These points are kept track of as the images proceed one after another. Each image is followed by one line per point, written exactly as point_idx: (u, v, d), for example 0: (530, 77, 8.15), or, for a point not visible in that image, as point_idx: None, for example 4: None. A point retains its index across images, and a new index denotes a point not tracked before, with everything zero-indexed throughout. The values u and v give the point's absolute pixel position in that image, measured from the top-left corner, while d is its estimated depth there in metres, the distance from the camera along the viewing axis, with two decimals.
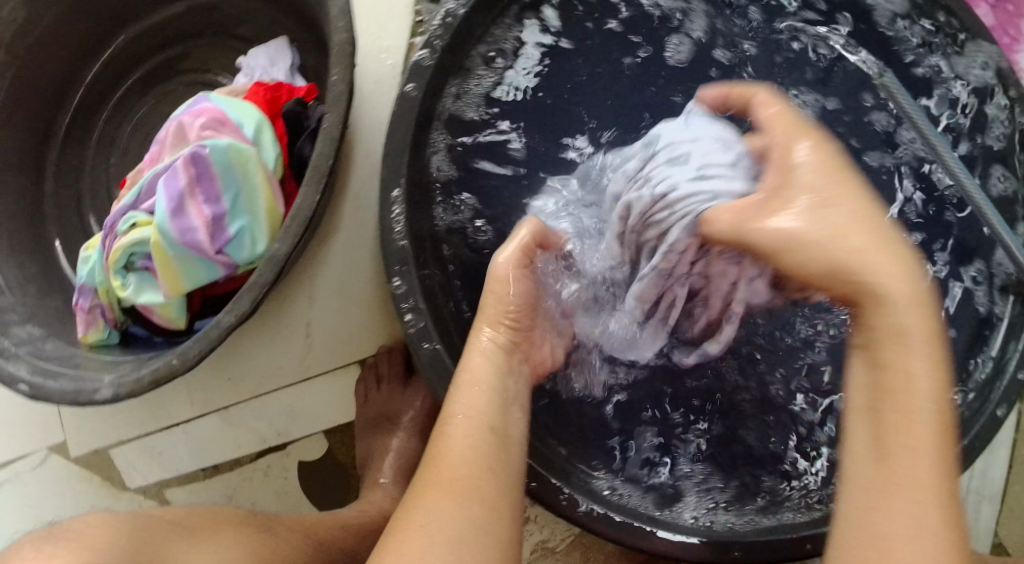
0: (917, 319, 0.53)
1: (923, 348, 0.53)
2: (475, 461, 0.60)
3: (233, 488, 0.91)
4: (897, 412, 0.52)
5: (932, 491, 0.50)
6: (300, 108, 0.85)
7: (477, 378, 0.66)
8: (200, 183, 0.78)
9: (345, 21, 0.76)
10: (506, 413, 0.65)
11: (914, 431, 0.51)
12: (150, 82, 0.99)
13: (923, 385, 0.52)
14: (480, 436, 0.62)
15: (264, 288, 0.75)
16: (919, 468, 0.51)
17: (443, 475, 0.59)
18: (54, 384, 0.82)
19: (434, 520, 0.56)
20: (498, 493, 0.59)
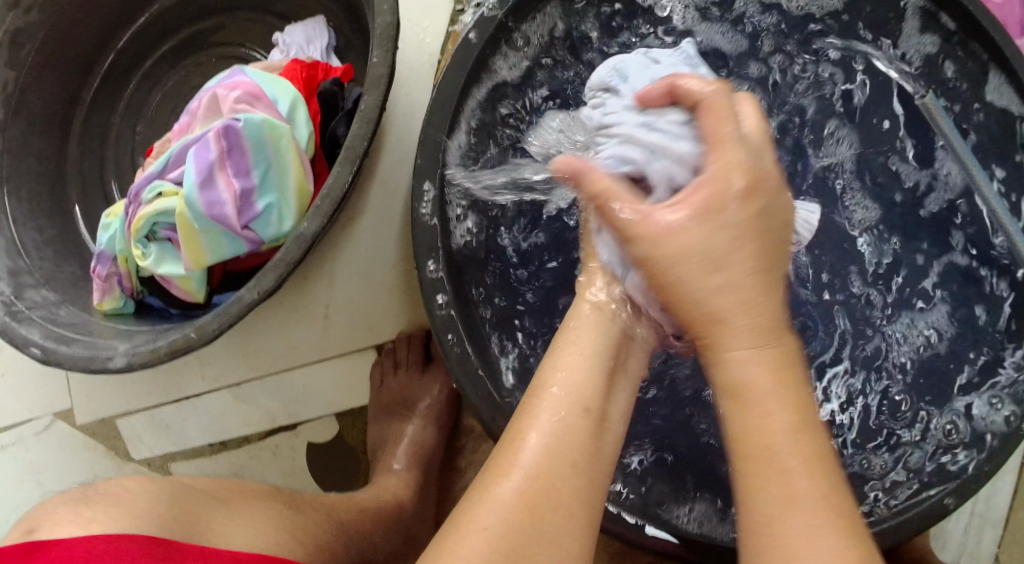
0: (758, 364, 0.54)
1: (777, 392, 0.53)
2: (559, 445, 0.55)
3: (239, 465, 0.90)
4: (754, 449, 0.53)
5: (830, 540, 0.49)
6: (337, 89, 0.83)
7: (581, 351, 0.60)
8: (230, 156, 0.77)
9: (391, 4, 0.75)
10: (608, 397, 0.59)
11: (767, 449, 0.52)
12: (182, 52, 0.99)
13: (777, 431, 0.52)
14: (574, 419, 0.56)
15: (291, 266, 0.74)
16: (813, 520, 0.50)
17: (525, 454, 0.54)
18: (66, 349, 0.81)
19: (505, 504, 0.53)
20: (578, 491, 0.54)
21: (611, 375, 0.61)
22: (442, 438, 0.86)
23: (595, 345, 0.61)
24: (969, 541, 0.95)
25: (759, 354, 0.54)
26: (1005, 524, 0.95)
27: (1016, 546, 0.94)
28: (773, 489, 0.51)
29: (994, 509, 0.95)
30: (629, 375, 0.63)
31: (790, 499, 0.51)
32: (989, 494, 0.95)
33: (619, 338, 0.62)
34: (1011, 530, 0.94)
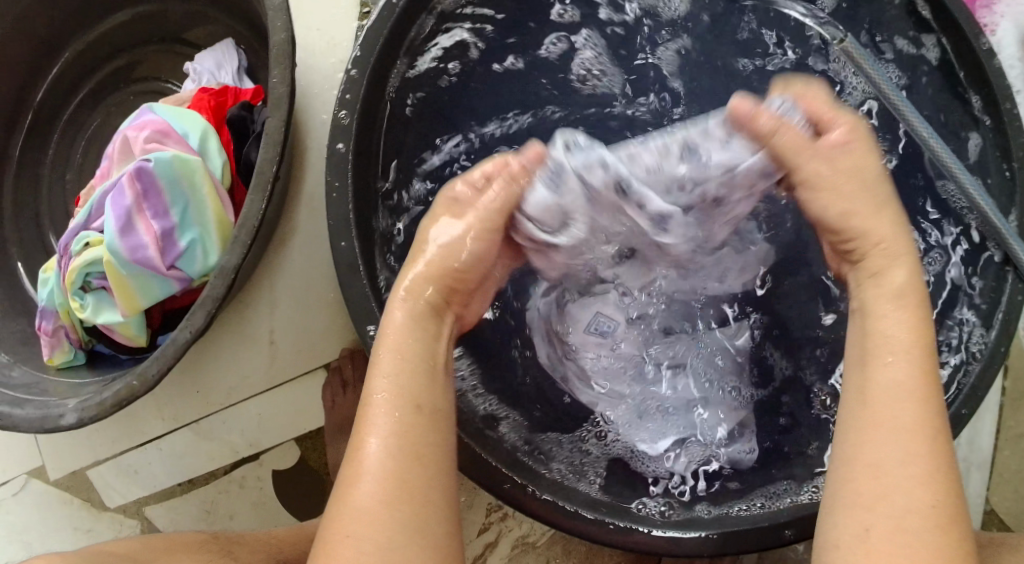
0: (905, 337, 0.60)
1: (903, 353, 0.60)
2: (395, 453, 0.57)
3: (210, 502, 0.89)
4: (881, 429, 0.58)
5: (919, 466, 0.56)
6: (246, 113, 0.82)
7: (394, 348, 0.62)
8: (147, 199, 0.76)
9: (284, 20, 0.72)
10: (433, 383, 0.61)
11: (911, 438, 0.57)
12: (102, 93, 0.97)
13: (888, 352, 0.60)
14: (403, 421, 0.59)
15: (218, 301, 0.73)
16: (904, 442, 0.57)
17: (367, 462, 0.57)
18: (20, 411, 0.79)
19: (368, 512, 0.56)
20: (438, 482, 0.58)
21: (432, 367, 0.62)
22: None
23: (411, 354, 0.62)
24: (956, 486, 0.92)
25: (900, 302, 0.62)
26: (992, 465, 0.92)
27: (1006, 486, 0.91)
28: (894, 403, 0.58)
29: (979, 450, 0.92)
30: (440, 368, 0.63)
31: (919, 441, 0.57)
32: (971, 436, 0.92)
33: (433, 334, 0.64)
34: (996, 470, 0.92)
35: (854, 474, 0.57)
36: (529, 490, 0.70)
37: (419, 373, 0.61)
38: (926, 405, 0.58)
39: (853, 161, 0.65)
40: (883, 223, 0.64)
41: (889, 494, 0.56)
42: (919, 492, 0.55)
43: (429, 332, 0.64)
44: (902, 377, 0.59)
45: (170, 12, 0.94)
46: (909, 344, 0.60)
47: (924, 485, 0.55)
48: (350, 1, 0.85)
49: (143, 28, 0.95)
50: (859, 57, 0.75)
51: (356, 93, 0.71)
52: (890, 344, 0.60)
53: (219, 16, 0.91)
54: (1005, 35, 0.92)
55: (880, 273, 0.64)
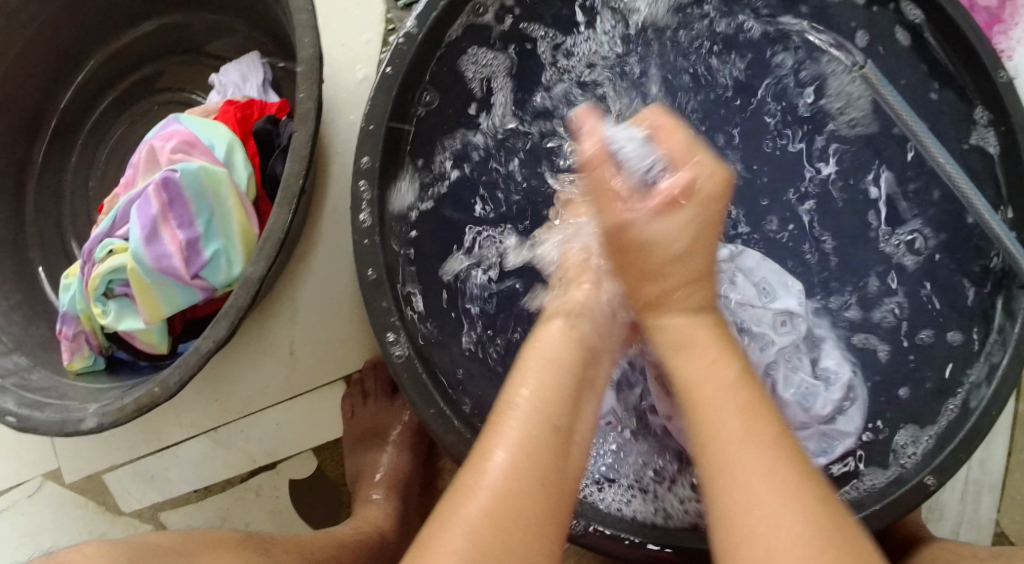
0: (727, 395, 0.58)
1: (730, 411, 0.57)
2: (521, 465, 0.55)
3: (226, 509, 0.89)
4: (729, 477, 0.54)
5: (769, 504, 0.52)
6: (271, 126, 0.83)
7: (555, 343, 0.63)
8: (172, 208, 0.77)
9: (312, 36, 0.72)
10: (577, 412, 0.60)
11: (764, 487, 0.53)
12: (126, 102, 0.98)
13: (722, 403, 0.57)
14: (538, 442, 0.56)
15: (242, 311, 0.73)
16: (758, 475, 0.54)
17: (489, 473, 0.55)
18: (40, 415, 0.79)
19: (473, 521, 0.53)
20: (553, 507, 0.55)
21: (576, 389, 0.61)
22: (415, 464, 0.88)
23: (568, 345, 0.63)
24: (966, 508, 0.92)
25: (703, 345, 0.61)
26: (1003, 487, 0.93)
27: (1016, 508, 0.92)
28: (728, 455, 0.55)
29: (990, 473, 0.92)
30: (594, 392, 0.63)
31: (727, 487, 0.54)
32: (982, 459, 0.93)
33: (586, 351, 0.63)
34: (1007, 493, 0.92)
35: (733, 526, 0.53)
36: None
37: (569, 391, 0.60)
38: (783, 460, 0.54)
39: (676, 153, 0.66)
40: (697, 265, 0.65)
41: (759, 527, 0.52)
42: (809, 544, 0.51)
43: (583, 352, 0.63)
44: (726, 425, 0.56)
45: (195, 23, 0.95)
46: (742, 402, 0.57)
47: (791, 511, 0.52)
48: (375, 17, 0.86)
49: (168, 39, 0.96)
50: (878, 80, 0.78)
51: (381, 108, 0.71)
52: (696, 398, 0.59)
53: (245, 29, 0.92)
54: (1021, 60, 0.93)
55: (682, 344, 0.62)
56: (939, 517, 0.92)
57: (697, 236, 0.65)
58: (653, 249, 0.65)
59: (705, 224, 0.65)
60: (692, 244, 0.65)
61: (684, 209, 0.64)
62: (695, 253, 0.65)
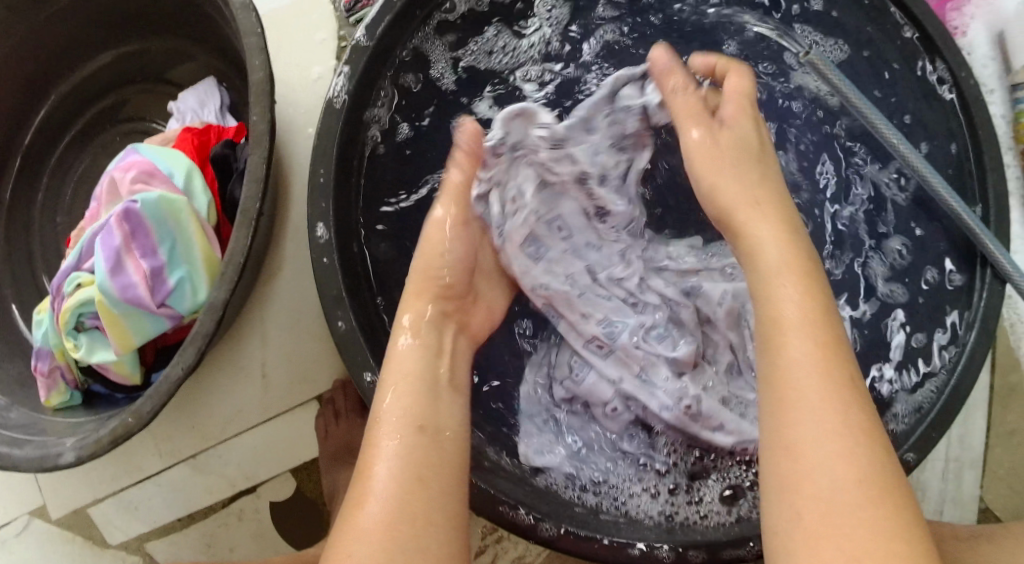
0: (806, 333, 0.57)
1: (802, 354, 0.56)
2: (400, 469, 0.58)
3: (211, 535, 0.89)
4: (795, 427, 0.55)
5: (849, 447, 0.53)
6: (228, 151, 0.84)
7: (414, 353, 0.65)
8: (135, 238, 0.78)
9: (262, 58, 0.73)
10: (439, 407, 0.63)
11: (819, 445, 0.54)
12: (90, 134, 0.98)
13: (798, 341, 0.57)
14: (408, 445, 0.59)
15: (208, 336, 0.73)
16: (823, 432, 0.54)
17: (375, 484, 0.57)
18: (18, 452, 0.79)
19: (367, 533, 0.55)
20: (446, 496, 0.58)
21: (428, 390, 0.63)
22: None
23: (417, 348, 0.65)
24: (950, 486, 0.92)
25: (789, 277, 0.60)
26: (985, 463, 0.93)
27: (999, 483, 0.92)
28: (798, 400, 0.55)
29: (970, 449, 0.92)
30: (455, 385, 0.65)
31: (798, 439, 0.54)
32: (962, 435, 0.92)
33: (432, 349, 0.66)
34: (989, 468, 0.92)
35: (792, 457, 0.54)
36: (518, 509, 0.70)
37: (424, 396, 0.63)
38: (846, 418, 0.54)
39: (736, 117, 0.70)
40: (772, 202, 0.66)
41: (812, 472, 0.53)
42: (865, 507, 0.52)
43: (432, 351, 0.66)
44: (802, 354, 0.56)
45: (153, 52, 0.95)
46: (819, 352, 0.56)
47: (847, 461, 0.53)
48: (328, 36, 0.86)
49: (128, 70, 0.97)
50: (822, 65, 0.77)
51: (333, 125, 0.72)
52: (781, 321, 0.58)
53: (202, 55, 0.93)
54: (975, 37, 0.94)
55: (771, 291, 0.60)
56: (923, 497, 0.92)
57: (744, 192, 0.66)
58: (722, 182, 0.68)
59: (748, 196, 0.66)
60: (748, 205, 0.66)
61: (764, 156, 0.69)
62: (761, 216, 0.65)
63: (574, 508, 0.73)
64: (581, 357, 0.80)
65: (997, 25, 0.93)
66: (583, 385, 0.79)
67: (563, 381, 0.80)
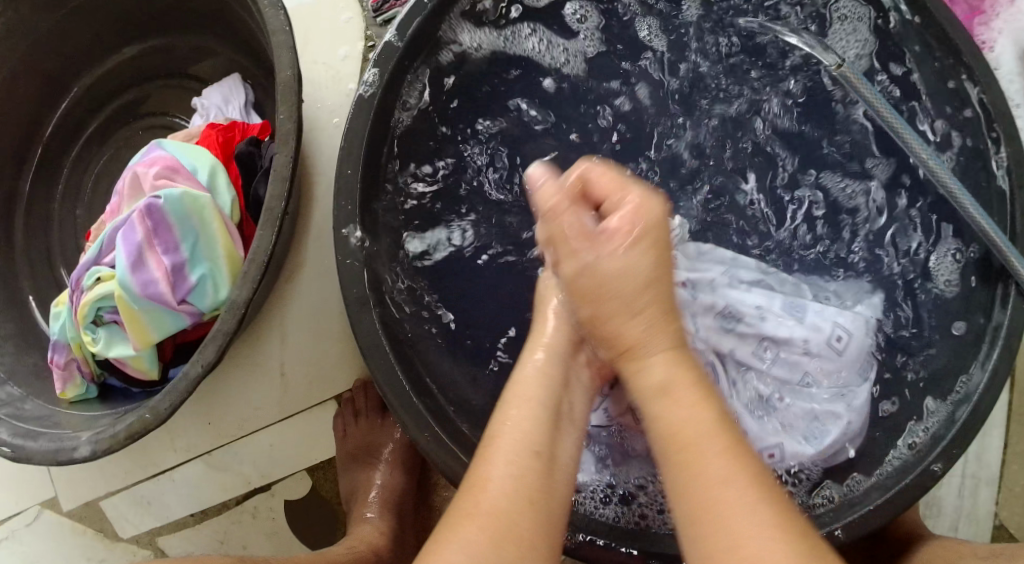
0: (682, 415, 0.58)
1: (712, 446, 0.56)
2: (511, 487, 0.58)
3: (223, 532, 0.89)
4: (724, 531, 0.54)
5: (767, 535, 0.53)
6: (253, 148, 0.83)
7: (537, 369, 0.65)
8: (157, 235, 0.77)
9: (290, 57, 0.72)
10: (557, 436, 0.62)
11: (737, 534, 0.54)
12: (110, 128, 0.98)
13: (678, 416, 0.58)
14: (524, 466, 0.59)
15: (229, 335, 0.73)
16: (739, 511, 0.54)
17: (483, 501, 0.58)
18: (35, 444, 0.79)
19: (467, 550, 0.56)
20: (549, 522, 0.59)
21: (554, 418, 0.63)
22: (409, 481, 0.88)
23: (550, 376, 0.65)
24: (966, 502, 0.92)
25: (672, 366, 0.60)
26: (1002, 480, 0.92)
27: (1016, 502, 0.92)
28: (711, 489, 0.55)
29: (987, 466, 0.92)
30: (574, 420, 0.65)
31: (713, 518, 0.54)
32: (979, 452, 0.92)
33: (559, 378, 0.65)
34: (1006, 485, 0.92)
35: (708, 541, 0.54)
36: None
37: (548, 420, 0.62)
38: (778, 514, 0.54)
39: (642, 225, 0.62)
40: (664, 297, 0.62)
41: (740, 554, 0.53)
42: None
43: (558, 383, 0.65)
44: (712, 454, 0.56)
45: (176, 48, 0.95)
46: (723, 451, 0.56)
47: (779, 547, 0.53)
48: (353, 35, 0.86)
49: (150, 64, 0.96)
50: (857, 81, 0.76)
51: (360, 126, 0.71)
52: (664, 390, 0.59)
53: (226, 52, 0.93)
54: (1003, 52, 0.93)
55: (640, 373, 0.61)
56: (938, 513, 0.92)
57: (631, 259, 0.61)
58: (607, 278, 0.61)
59: (663, 269, 0.62)
60: (654, 262, 0.62)
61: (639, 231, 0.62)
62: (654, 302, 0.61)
63: (593, 517, 0.73)
64: None
65: None
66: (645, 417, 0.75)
67: (623, 412, 0.76)
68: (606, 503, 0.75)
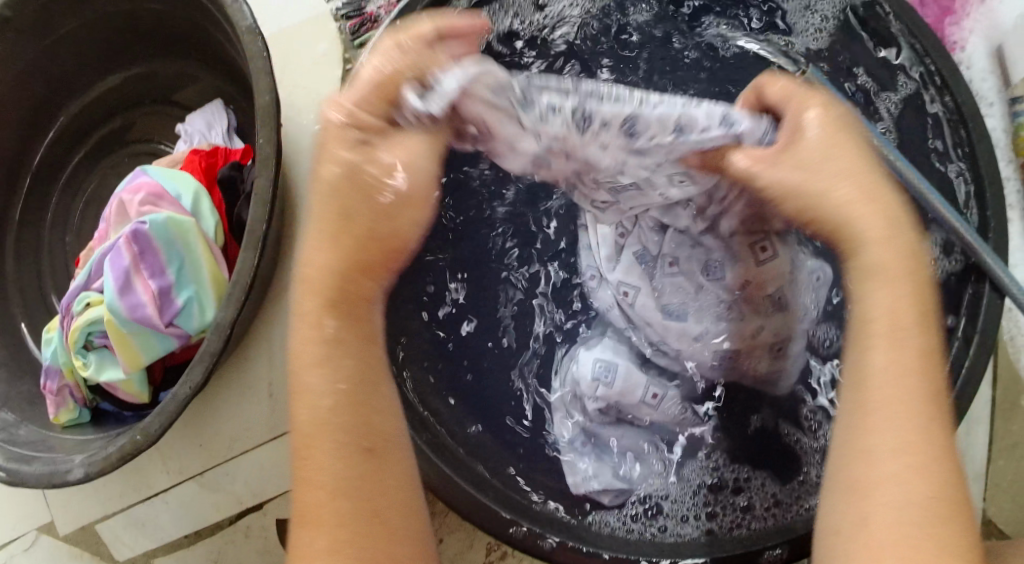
0: (890, 318, 0.57)
1: (888, 355, 0.56)
2: (336, 494, 0.56)
3: (218, 551, 0.90)
4: (869, 437, 0.56)
5: (909, 471, 0.54)
6: (236, 172, 0.85)
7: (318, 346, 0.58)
8: (144, 259, 0.79)
9: (267, 81, 0.74)
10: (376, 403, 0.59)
11: (881, 446, 0.55)
12: (98, 156, 1.00)
13: (879, 328, 0.57)
14: (349, 474, 0.56)
15: (216, 355, 0.74)
16: (898, 429, 0.55)
17: (324, 511, 0.56)
18: (29, 469, 0.80)
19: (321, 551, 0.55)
20: (403, 501, 0.58)
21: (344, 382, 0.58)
22: None
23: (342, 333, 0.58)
24: None
25: (884, 275, 0.57)
26: (988, 475, 0.93)
27: (1003, 496, 0.92)
28: (875, 406, 0.56)
29: (974, 461, 0.93)
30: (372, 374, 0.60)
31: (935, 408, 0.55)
32: (965, 447, 0.93)
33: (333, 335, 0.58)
34: (992, 481, 0.93)
35: (859, 456, 0.56)
36: (535, 535, 0.68)
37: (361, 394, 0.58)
38: (918, 439, 0.55)
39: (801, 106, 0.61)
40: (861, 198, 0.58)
41: (880, 473, 0.55)
42: (922, 506, 0.53)
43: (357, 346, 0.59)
44: (881, 367, 0.56)
45: (160, 75, 0.97)
46: (897, 367, 0.56)
47: (912, 441, 0.55)
48: (332, 58, 0.88)
49: (135, 91, 0.98)
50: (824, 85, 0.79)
51: None
52: (867, 288, 0.58)
53: (209, 78, 0.95)
54: (973, 52, 0.95)
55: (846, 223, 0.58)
56: None
57: (827, 166, 0.58)
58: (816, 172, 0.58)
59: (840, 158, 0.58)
60: (838, 165, 0.58)
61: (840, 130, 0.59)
62: (847, 183, 0.58)
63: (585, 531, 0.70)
64: (602, 363, 0.83)
65: (995, 40, 0.94)
66: (614, 388, 0.82)
67: (593, 390, 0.83)
68: (616, 512, 0.75)
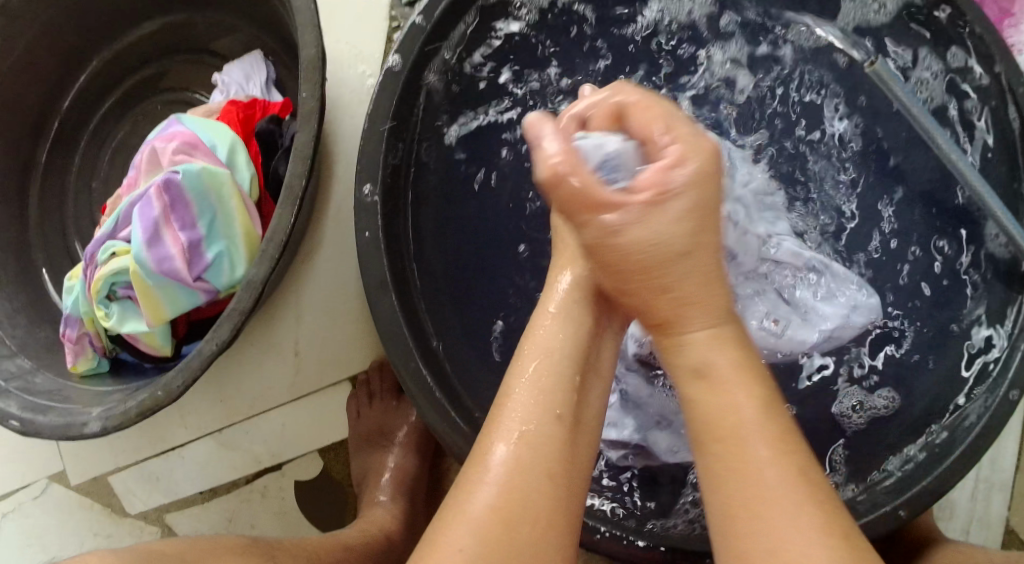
0: (723, 361, 0.56)
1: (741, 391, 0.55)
2: (524, 459, 0.55)
3: (231, 510, 0.89)
4: (739, 477, 0.53)
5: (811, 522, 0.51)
6: (275, 126, 0.83)
7: (538, 361, 0.59)
8: (174, 210, 0.77)
9: (314, 34, 0.71)
10: (585, 392, 0.60)
11: (755, 486, 0.52)
12: (130, 103, 0.97)
13: (717, 365, 0.56)
14: (542, 434, 0.56)
15: (245, 314, 0.72)
16: (773, 485, 0.52)
17: (491, 472, 0.55)
18: (45, 418, 0.78)
19: (477, 520, 0.53)
20: (564, 497, 0.55)
21: (579, 377, 0.59)
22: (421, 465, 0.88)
23: (556, 358, 0.59)
24: (977, 506, 0.91)
25: (705, 321, 0.56)
26: (1013, 485, 0.91)
27: None
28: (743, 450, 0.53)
29: (1000, 471, 0.91)
30: (597, 374, 0.62)
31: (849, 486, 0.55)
32: (994, 456, 0.91)
33: (591, 335, 0.61)
34: (1019, 491, 0.91)
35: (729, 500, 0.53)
36: (589, 530, 0.69)
37: (564, 395, 0.58)
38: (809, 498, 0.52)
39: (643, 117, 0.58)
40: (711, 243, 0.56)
41: (765, 515, 0.52)
42: (815, 542, 0.50)
43: (579, 327, 0.61)
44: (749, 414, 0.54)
45: (197, 22, 0.94)
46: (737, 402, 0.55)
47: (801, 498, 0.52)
48: (378, 14, 0.85)
49: (170, 38, 0.95)
50: (890, 80, 0.74)
51: (386, 106, 0.71)
52: (689, 306, 0.56)
53: (248, 29, 0.92)
54: None
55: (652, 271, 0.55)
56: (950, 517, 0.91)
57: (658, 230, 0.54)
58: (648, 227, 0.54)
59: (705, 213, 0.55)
60: (696, 243, 0.55)
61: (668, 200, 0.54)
62: (698, 277, 0.56)
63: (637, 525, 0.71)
64: None
65: None
66: None
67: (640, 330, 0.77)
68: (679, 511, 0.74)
